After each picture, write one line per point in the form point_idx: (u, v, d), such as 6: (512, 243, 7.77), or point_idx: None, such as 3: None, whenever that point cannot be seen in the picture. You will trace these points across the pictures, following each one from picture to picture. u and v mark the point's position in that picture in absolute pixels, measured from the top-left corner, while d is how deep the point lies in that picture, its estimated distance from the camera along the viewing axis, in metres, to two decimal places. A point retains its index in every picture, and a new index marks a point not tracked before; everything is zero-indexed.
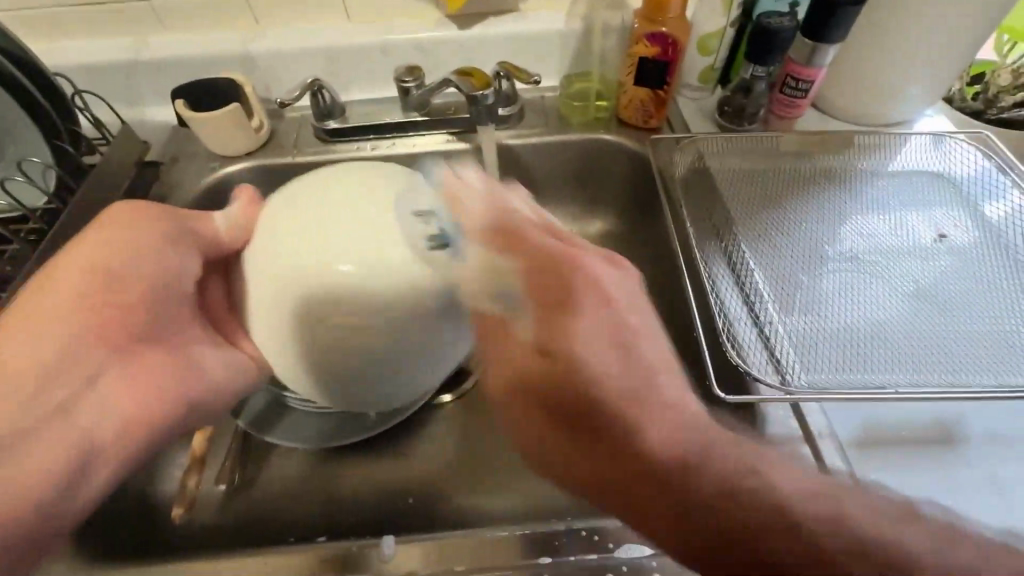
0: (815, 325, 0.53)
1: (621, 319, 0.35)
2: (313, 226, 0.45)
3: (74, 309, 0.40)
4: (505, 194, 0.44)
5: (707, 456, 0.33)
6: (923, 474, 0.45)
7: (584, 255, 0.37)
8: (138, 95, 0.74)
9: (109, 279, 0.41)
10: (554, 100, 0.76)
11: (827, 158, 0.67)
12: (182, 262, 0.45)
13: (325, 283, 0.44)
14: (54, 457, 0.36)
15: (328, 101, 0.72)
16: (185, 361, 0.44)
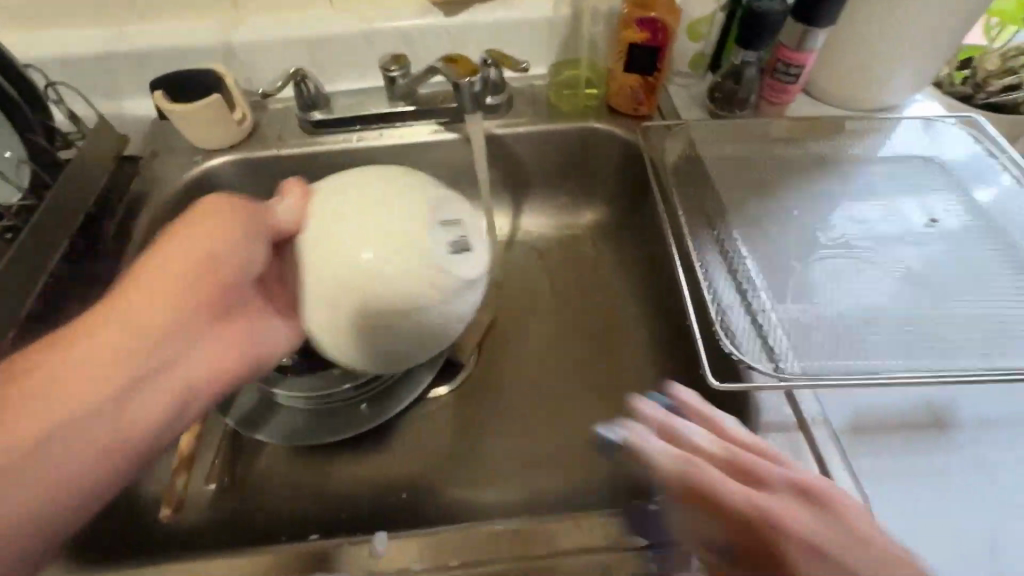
0: (807, 311, 0.53)
1: (796, 516, 0.36)
2: (354, 219, 0.46)
3: (164, 302, 0.39)
4: (686, 446, 0.40)
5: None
6: (916, 459, 0.45)
7: (782, 502, 0.37)
8: (115, 88, 0.72)
9: (193, 263, 0.40)
10: (543, 88, 0.75)
11: (819, 144, 0.67)
12: (248, 246, 0.43)
13: (353, 274, 0.45)
14: (87, 456, 0.36)
15: (312, 92, 0.70)
16: (251, 335, 0.46)
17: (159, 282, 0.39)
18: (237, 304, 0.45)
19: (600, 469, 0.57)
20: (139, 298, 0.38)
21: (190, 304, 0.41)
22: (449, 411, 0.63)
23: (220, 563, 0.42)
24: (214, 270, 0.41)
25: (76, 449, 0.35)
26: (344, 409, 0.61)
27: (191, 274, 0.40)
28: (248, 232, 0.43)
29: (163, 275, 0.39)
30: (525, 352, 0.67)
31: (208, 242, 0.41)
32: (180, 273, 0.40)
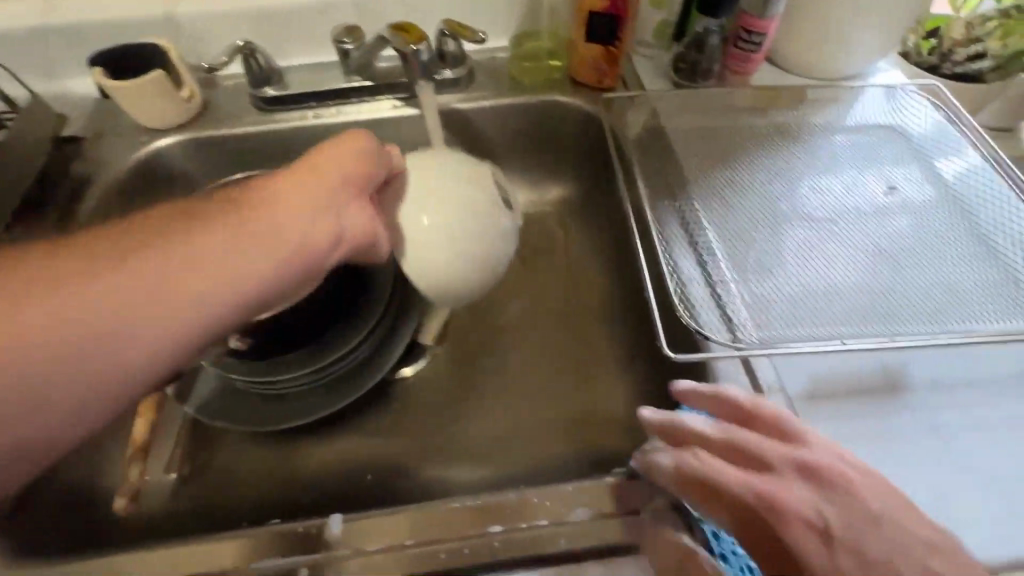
0: (769, 283, 0.53)
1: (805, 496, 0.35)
2: (446, 188, 0.50)
3: (267, 218, 0.42)
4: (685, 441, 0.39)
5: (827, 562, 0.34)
6: (867, 424, 0.46)
7: (786, 486, 0.36)
8: (53, 66, 0.68)
9: (303, 178, 0.44)
10: (506, 61, 0.73)
11: (782, 114, 0.66)
12: (354, 172, 0.46)
13: (456, 235, 0.49)
14: (155, 329, 0.38)
15: (262, 66, 0.67)
16: (346, 239, 0.45)
17: (289, 188, 0.43)
18: (346, 214, 0.44)
19: (566, 445, 0.57)
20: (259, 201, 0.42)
21: (297, 210, 0.42)
22: (414, 392, 0.62)
23: (172, 554, 0.41)
24: (319, 184, 0.44)
25: (161, 325, 0.38)
26: (306, 395, 0.58)
27: (304, 185, 0.43)
28: (360, 161, 0.46)
29: (289, 182, 0.43)
30: (492, 331, 0.66)
31: (321, 161, 0.45)
32: (298, 189, 0.43)
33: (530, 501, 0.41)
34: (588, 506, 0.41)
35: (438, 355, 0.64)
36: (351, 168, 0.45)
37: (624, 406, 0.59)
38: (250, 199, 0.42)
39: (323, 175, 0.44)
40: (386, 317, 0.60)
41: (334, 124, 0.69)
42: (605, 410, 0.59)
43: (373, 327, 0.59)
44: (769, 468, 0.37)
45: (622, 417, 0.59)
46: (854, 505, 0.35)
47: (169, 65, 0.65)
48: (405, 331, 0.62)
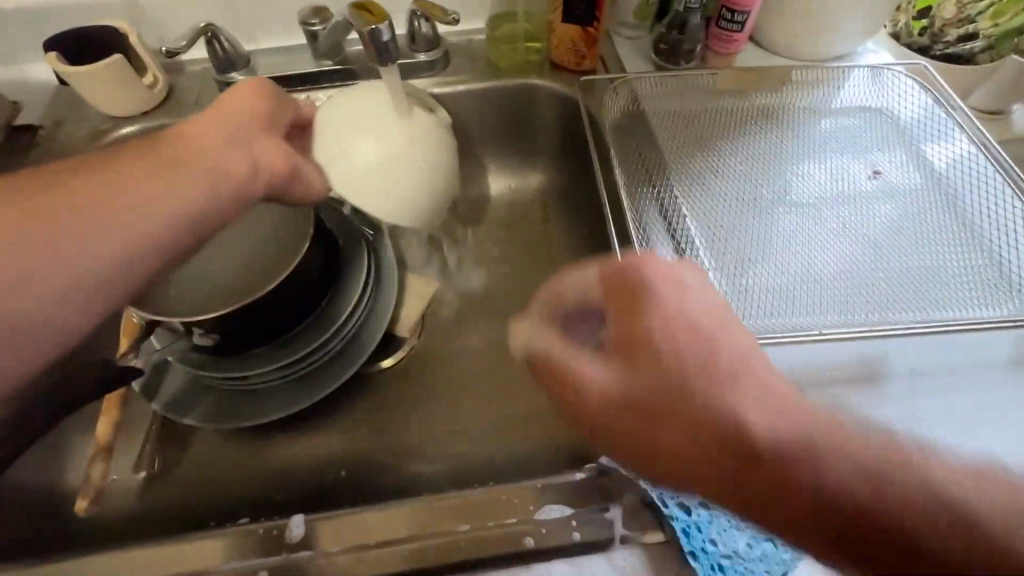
0: (749, 272, 0.52)
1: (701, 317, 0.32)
2: (349, 125, 0.47)
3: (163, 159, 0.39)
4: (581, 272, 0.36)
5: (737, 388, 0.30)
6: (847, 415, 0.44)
7: (655, 266, 0.34)
8: (8, 51, 0.65)
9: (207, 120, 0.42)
10: (483, 44, 0.70)
11: (766, 96, 0.64)
12: (263, 113, 0.45)
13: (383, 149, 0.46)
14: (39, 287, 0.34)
15: (228, 50, 0.65)
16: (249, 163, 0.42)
17: (195, 122, 0.42)
18: (258, 147, 0.43)
19: (543, 438, 0.56)
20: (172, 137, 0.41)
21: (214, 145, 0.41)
22: (389, 385, 0.60)
23: (128, 557, 0.39)
24: (230, 117, 0.43)
25: (79, 258, 0.35)
26: (274, 393, 0.57)
27: (218, 120, 0.42)
28: (277, 100, 0.46)
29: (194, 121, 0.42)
30: (469, 322, 0.64)
31: (233, 97, 0.44)
32: (212, 123, 0.42)
33: (499, 498, 0.40)
34: (558, 504, 0.39)
35: (413, 348, 0.63)
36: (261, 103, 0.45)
37: None
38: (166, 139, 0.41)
39: (230, 109, 0.43)
40: (364, 309, 0.59)
41: None
42: None
43: (347, 323, 0.56)
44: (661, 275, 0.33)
45: None
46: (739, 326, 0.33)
47: (129, 49, 0.62)
48: (380, 323, 0.60)
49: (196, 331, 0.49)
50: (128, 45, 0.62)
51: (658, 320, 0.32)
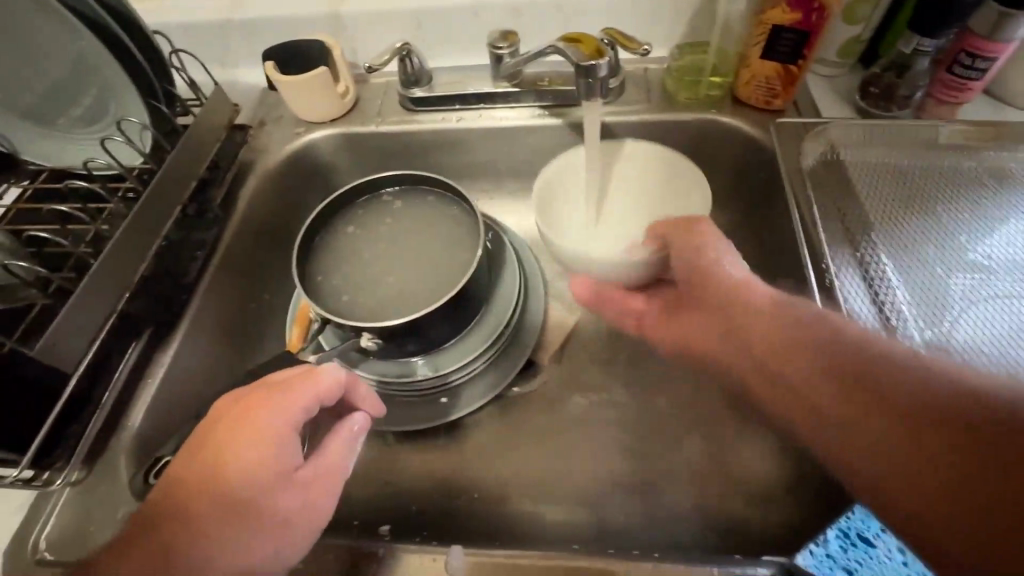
0: (970, 360, 0.45)
1: (704, 299, 0.47)
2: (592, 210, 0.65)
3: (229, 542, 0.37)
4: (700, 236, 0.49)
5: (780, 377, 0.39)
6: None
7: (706, 231, 0.49)
8: (228, 56, 0.73)
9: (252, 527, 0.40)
10: (660, 74, 0.68)
11: (1000, 155, 0.55)
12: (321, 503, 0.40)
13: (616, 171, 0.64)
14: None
15: (416, 67, 0.68)
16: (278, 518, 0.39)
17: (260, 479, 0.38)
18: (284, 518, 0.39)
19: (689, 503, 0.52)
20: (181, 496, 0.38)
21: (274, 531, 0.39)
22: (527, 412, 0.59)
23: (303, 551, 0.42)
24: (235, 493, 0.38)
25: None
26: (419, 403, 0.57)
27: (217, 483, 0.38)
28: (326, 462, 0.41)
29: (199, 463, 0.39)
30: (613, 361, 0.61)
31: (265, 426, 0.40)
32: (232, 463, 0.38)
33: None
34: None
35: (552, 377, 0.61)
36: (292, 463, 0.40)
37: (762, 469, 0.52)
38: (189, 481, 0.39)
39: (239, 482, 0.38)
40: (506, 337, 0.59)
41: (476, 129, 0.68)
42: (738, 469, 0.53)
43: (483, 350, 0.57)
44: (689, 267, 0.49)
45: (756, 480, 0.52)
46: (721, 282, 0.46)
47: (332, 61, 0.67)
48: (524, 347, 0.60)
49: (365, 332, 0.50)
50: (332, 58, 0.67)
51: (707, 292, 0.47)
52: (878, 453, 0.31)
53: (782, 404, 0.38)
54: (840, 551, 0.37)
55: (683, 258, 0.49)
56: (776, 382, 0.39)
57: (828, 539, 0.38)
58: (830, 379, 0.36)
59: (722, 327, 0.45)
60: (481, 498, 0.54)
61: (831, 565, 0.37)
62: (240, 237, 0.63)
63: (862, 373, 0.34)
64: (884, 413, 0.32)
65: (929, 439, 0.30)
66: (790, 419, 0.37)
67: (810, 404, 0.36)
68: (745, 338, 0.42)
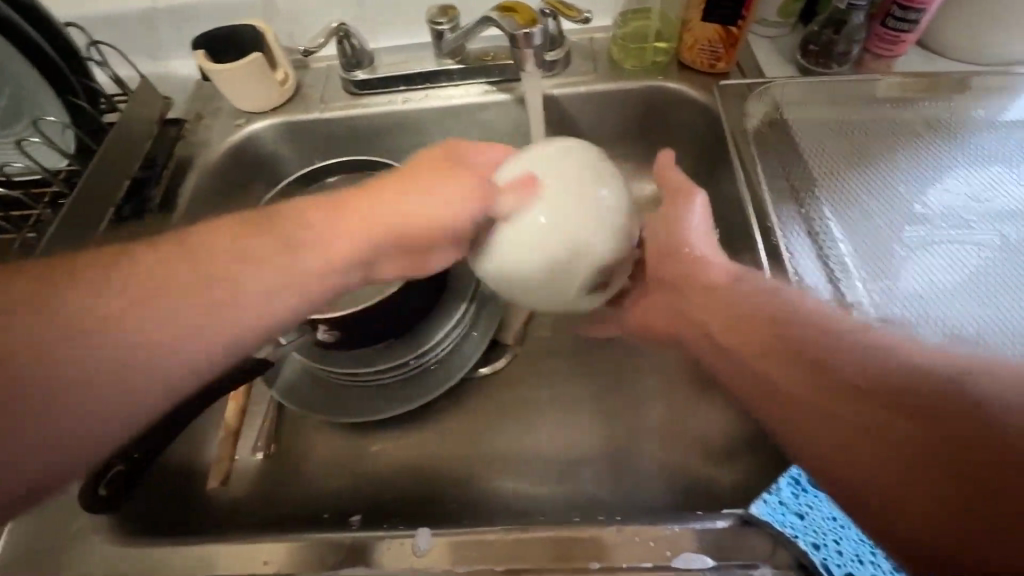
0: (910, 307, 0.47)
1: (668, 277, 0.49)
2: None
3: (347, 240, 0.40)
4: (683, 215, 0.49)
5: (739, 350, 0.40)
6: None
7: (698, 196, 0.50)
8: (155, 48, 0.69)
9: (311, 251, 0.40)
10: (605, 43, 0.67)
11: (933, 105, 0.57)
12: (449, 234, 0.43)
13: None
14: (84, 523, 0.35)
15: (356, 49, 0.66)
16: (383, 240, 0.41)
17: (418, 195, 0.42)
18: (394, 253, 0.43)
19: (656, 468, 0.53)
20: (363, 209, 0.41)
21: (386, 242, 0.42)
22: (494, 391, 0.59)
23: (270, 548, 0.41)
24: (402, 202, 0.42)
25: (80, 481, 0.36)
26: (381, 394, 0.56)
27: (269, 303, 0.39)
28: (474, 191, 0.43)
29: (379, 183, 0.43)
30: (578, 335, 0.62)
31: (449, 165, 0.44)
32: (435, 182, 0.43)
33: (634, 539, 0.39)
34: (698, 553, 0.37)
35: (517, 355, 0.61)
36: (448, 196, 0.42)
37: (726, 428, 0.54)
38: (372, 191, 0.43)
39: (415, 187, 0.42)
40: (467, 325, 0.58)
41: (424, 110, 0.67)
42: (701, 429, 0.54)
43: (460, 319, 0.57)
44: (670, 252, 0.49)
45: (721, 441, 0.53)
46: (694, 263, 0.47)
47: (266, 46, 0.64)
48: (487, 332, 0.58)
49: (320, 327, 0.49)
50: (266, 43, 0.64)
51: (676, 264, 0.48)
52: (849, 438, 0.32)
53: (742, 387, 0.39)
54: (792, 498, 0.39)
55: (663, 235, 0.50)
56: (736, 362, 0.40)
57: (780, 488, 0.40)
58: (798, 357, 0.36)
59: (688, 309, 0.46)
60: (452, 479, 0.54)
61: (785, 511, 0.38)
62: (184, 236, 0.60)
63: (844, 365, 0.34)
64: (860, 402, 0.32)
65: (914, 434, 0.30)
66: (755, 399, 0.38)
67: (774, 388, 0.37)
68: (716, 329, 0.42)
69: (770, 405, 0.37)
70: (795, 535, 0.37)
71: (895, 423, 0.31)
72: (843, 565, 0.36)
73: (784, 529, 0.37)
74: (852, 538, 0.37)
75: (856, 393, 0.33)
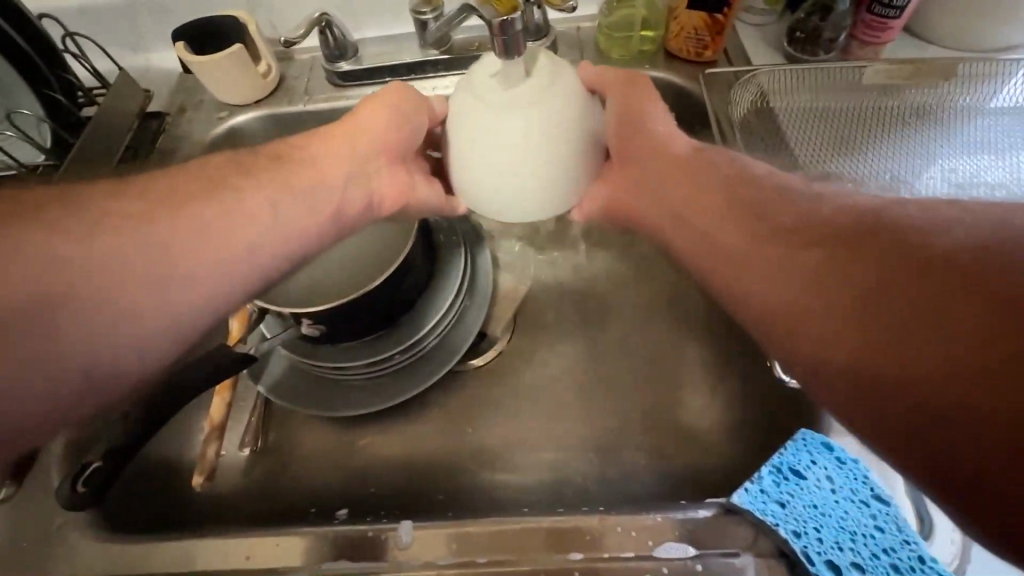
0: None
1: (633, 159, 0.44)
2: None
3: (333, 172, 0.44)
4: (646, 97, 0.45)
5: (723, 229, 0.37)
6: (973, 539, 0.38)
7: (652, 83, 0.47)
8: (136, 39, 0.68)
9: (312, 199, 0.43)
10: (591, 32, 0.67)
11: (919, 93, 0.57)
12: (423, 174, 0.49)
13: None
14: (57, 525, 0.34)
15: (339, 39, 0.65)
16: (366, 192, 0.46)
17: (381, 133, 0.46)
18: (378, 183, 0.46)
19: (643, 458, 0.53)
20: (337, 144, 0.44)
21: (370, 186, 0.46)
22: (482, 384, 0.58)
23: (253, 542, 0.41)
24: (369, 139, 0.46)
25: None
26: (368, 387, 0.56)
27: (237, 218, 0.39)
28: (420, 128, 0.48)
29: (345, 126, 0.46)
30: (566, 326, 0.61)
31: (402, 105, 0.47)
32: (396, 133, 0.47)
33: (616, 529, 0.39)
34: (680, 542, 0.38)
35: (505, 347, 0.60)
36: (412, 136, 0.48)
37: (714, 419, 0.54)
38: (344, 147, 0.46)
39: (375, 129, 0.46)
40: (455, 315, 0.57)
41: None
42: (689, 420, 0.54)
43: (451, 306, 0.56)
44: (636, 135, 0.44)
45: (709, 432, 0.53)
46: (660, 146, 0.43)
47: (248, 37, 0.63)
48: (474, 322, 0.58)
49: (304, 320, 0.48)
50: (248, 34, 0.63)
51: (641, 145, 0.44)
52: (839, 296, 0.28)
53: (722, 267, 0.35)
54: (773, 486, 0.39)
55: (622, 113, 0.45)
56: (719, 239, 0.37)
57: (762, 476, 0.40)
58: (785, 226, 0.33)
59: (664, 193, 0.42)
60: (440, 471, 0.54)
61: (765, 499, 0.38)
62: None
63: (825, 224, 0.32)
64: (850, 269, 0.28)
65: (898, 287, 0.26)
66: (738, 273, 0.34)
67: (759, 254, 0.33)
68: (694, 212, 0.39)
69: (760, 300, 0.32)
70: (775, 523, 0.37)
71: (892, 267, 0.26)
72: (824, 552, 0.36)
73: (765, 516, 0.37)
74: (833, 526, 0.37)
75: (844, 246, 0.29)
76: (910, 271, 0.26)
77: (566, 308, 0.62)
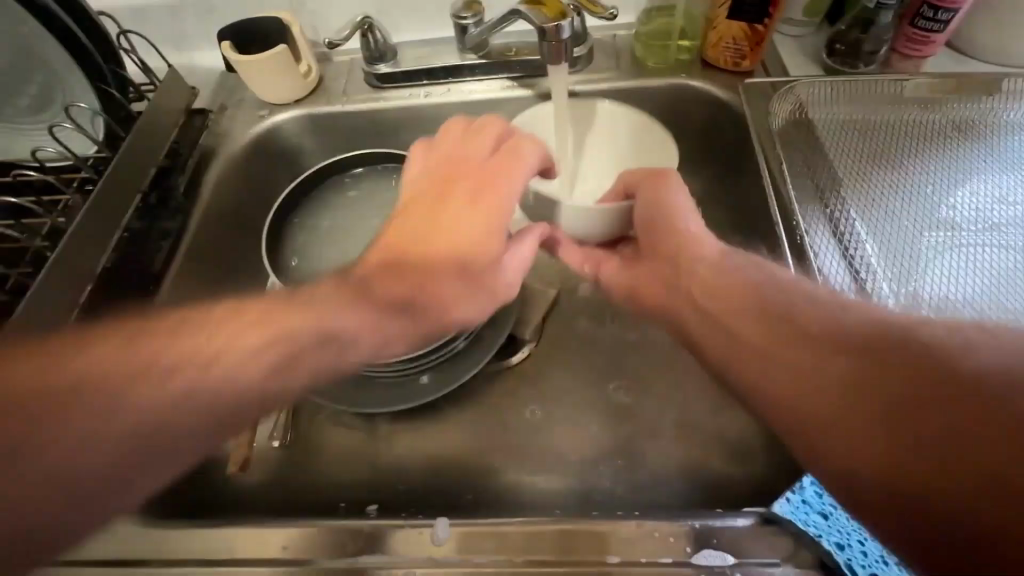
0: (935, 307, 0.46)
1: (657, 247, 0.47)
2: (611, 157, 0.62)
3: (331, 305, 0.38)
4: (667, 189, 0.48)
5: (730, 318, 0.39)
6: None
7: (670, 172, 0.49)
8: (182, 38, 0.70)
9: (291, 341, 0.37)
10: (628, 41, 0.67)
11: (962, 108, 0.56)
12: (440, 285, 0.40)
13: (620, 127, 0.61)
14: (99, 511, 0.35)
15: (379, 42, 0.66)
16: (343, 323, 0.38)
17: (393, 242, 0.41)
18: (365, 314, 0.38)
19: (673, 465, 0.52)
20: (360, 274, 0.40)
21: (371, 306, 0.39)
22: (511, 386, 0.59)
23: (290, 533, 0.42)
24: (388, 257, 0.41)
25: None
26: (399, 384, 0.56)
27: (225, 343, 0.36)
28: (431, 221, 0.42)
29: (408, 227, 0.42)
30: (596, 332, 0.62)
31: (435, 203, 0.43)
32: (459, 230, 0.41)
33: (653, 534, 0.39)
34: (718, 552, 0.37)
35: (533, 351, 0.61)
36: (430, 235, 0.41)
37: (744, 429, 0.53)
38: (378, 258, 0.41)
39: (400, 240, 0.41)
40: None
41: (445, 104, 0.67)
42: (720, 429, 0.54)
43: None
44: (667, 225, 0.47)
45: (738, 441, 0.53)
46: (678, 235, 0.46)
47: (291, 38, 0.65)
48: (505, 324, 0.58)
49: None
50: (291, 35, 0.64)
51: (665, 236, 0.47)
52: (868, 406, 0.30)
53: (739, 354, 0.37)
54: (815, 497, 0.39)
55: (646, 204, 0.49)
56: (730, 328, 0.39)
57: (804, 487, 0.40)
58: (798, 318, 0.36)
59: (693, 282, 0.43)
60: (469, 471, 0.54)
61: (808, 510, 0.38)
62: (205, 226, 0.61)
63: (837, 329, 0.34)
64: (882, 384, 0.30)
65: (920, 406, 0.28)
66: (755, 362, 0.36)
67: (768, 346, 0.36)
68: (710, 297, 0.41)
69: (790, 395, 0.33)
70: (818, 535, 0.37)
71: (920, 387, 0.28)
72: (868, 566, 0.35)
73: (806, 527, 0.37)
74: (878, 539, 0.37)
75: (877, 359, 0.31)
76: (936, 392, 0.28)
77: (596, 314, 0.63)
